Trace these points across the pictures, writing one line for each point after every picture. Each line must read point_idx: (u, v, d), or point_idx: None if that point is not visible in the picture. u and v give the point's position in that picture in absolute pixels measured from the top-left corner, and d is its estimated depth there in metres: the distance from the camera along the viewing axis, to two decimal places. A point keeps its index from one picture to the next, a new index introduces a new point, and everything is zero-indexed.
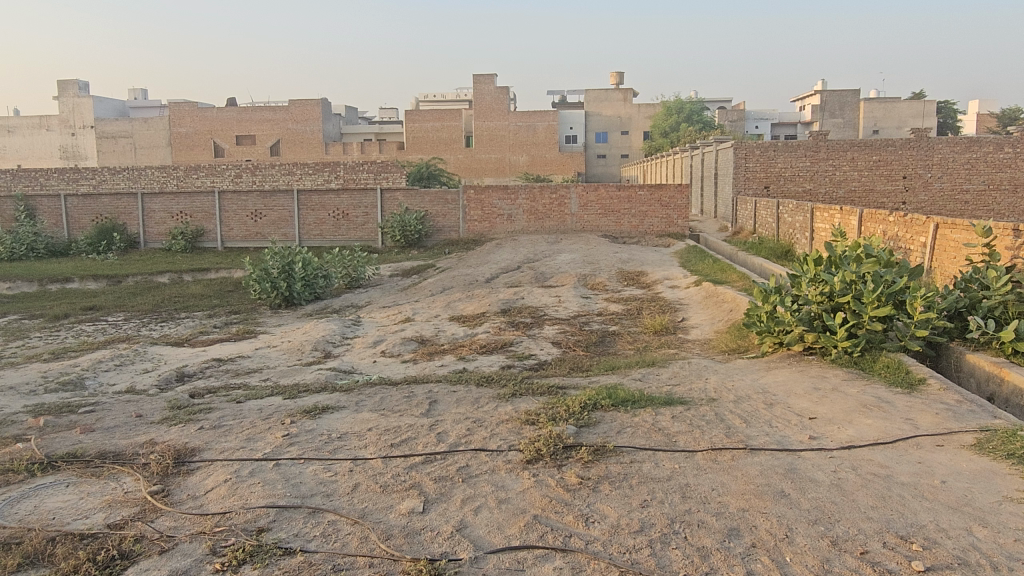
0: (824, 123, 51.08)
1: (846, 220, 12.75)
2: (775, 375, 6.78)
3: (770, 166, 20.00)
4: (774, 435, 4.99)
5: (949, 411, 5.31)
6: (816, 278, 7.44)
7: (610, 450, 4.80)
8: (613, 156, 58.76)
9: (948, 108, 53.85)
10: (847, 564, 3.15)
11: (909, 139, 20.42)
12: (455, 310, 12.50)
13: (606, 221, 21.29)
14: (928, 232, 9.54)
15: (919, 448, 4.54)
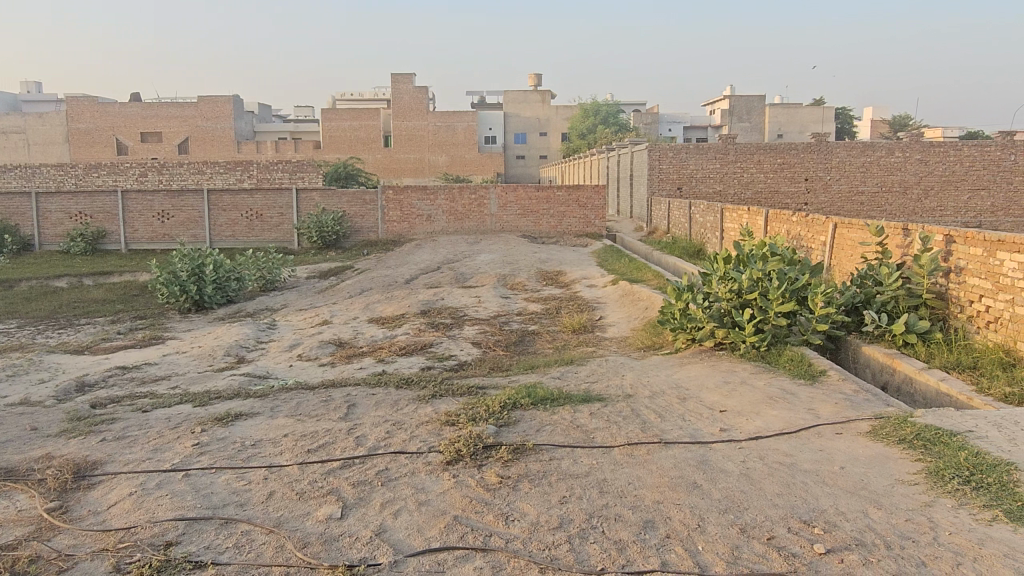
0: (733, 127, 53.07)
1: (753, 220, 13.28)
2: (688, 370, 7.01)
3: (683, 168, 20.63)
4: (687, 428, 5.16)
5: (846, 400, 5.62)
6: (725, 276, 7.72)
7: (529, 448, 4.84)
8: (532, 156, 59.28)
9: (845, 114, 56.94)
10: (755, 550, 3.27)
11: (810, 143, 21.42)
12: (374, 311, 12.34)
13: (525, 221, 21.50)
14: (828, 231, 10.04)
15: (821, 436, 4.78)
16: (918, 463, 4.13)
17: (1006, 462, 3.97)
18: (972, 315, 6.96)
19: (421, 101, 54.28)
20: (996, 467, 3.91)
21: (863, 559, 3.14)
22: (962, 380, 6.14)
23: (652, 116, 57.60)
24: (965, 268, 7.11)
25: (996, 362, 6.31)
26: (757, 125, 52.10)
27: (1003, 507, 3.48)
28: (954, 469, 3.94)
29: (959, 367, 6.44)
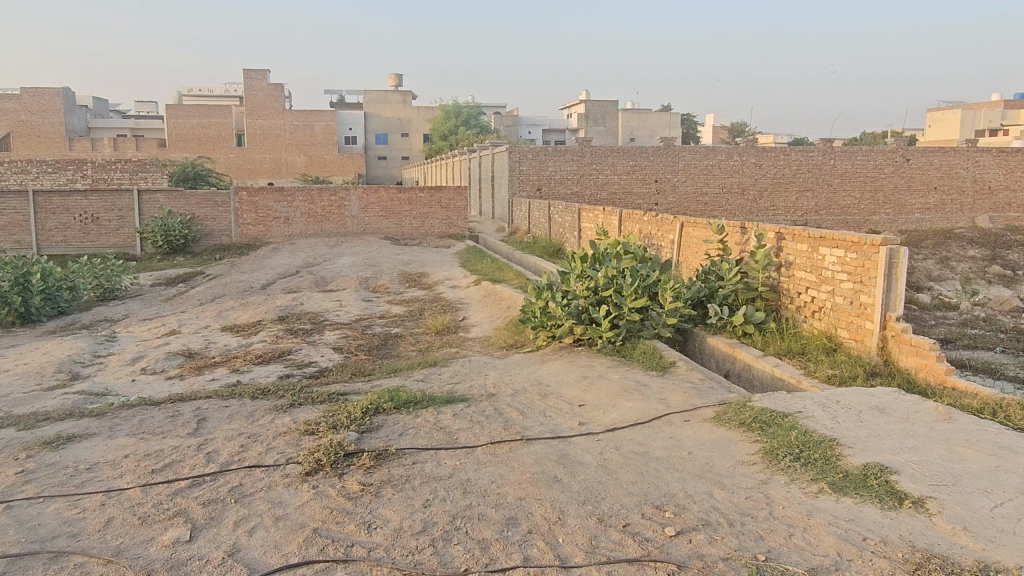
0: (589, 131, 54.96)
1: (608, 220, 13.83)
2: (549, 367, 7.18)
3: (542, 170, 21.14)
4: (548, 424, 5.28)
5: (694, 388, 5.98)
6: (582, 274, 7.97)
7: (392, 453, 4.77)
8: (394, 158, 58.51)
9: (690, 120, 60.59)
10: (612, 539, 3.39)
11: (658, 147, 22.58)
12: (227, 319, 11.71)
13: (387, 223, 21.22)
14: (676, 230, 10.62)
15: (671, 424, 5.05)
16: (755, 444, 4.45)
17: (829, 439, 4.37)
18: (801, 305, 7.61)
19: (276, 99, 52.22)
20: (821, 444, 4.29)
21: (709, 538, 3.33)
22: (793, 365, 6.71)
23: (512, 119, 58.52)
24: (793, 263, 7.76)
25: (821, 347, 6.94)
26: (611, 129, 54.19)
27: (827, 479, 3.82)
28: (786, 447, 4.28)
29: (791, 353, 7.03)
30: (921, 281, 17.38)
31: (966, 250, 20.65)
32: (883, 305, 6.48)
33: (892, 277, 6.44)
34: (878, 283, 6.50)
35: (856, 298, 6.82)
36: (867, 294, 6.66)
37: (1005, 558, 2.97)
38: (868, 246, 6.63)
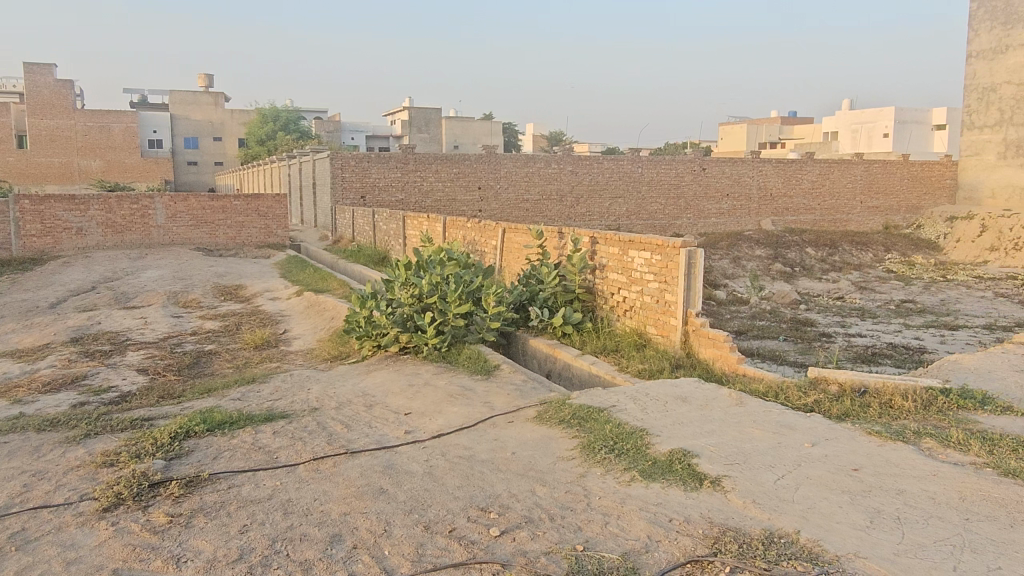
0: (412, 138, 54.80)
1: (432, 226, 13.86)
2: (374, 377, 7.05)
3: (365, 176, 20.74)
4: (373, 435, 5.19)
5: (517, 389, 6.14)
6: (406, 282, 7.91)
7: (204, 479, 4.46)
8: (205, 163, 54.84)
9: (511, 129, 62.42)
10: (437, 545, 3.39)
11: (481, 155, 22.89)
12: (6, 343, 10.34)
13: (199, 232, 19.86)
14: (498, 236, 10.88)
15: (495, 426, 5.15)
16: (574, 439, 4.66)
17: (639, 429, 4.67)
18: (614, 305, 8.09)
19: (65, 97, 47.19)
20: (633, 435, 4.57)
21: (531, 534, 3.43)
22: (607, 362, 7.11)
23: (332, 125, 56.92)
24: (606, 266, 8.22)
25: (632, 344, 7.40)
26: (434, 136, 54.32)
27: (638, 467, 4.08)
28: (602, 440, 4.52)
29: (605, 351, 7.44)
30: (719, 279, 19.06)
31: (754, 250, 22.89)
32: (684, 302, 7.05)
33: (691, 276, 7.03)
34: (679, 282, 7.06)
35: (661, 297, 7.36)
36: (670, 292, 7.21)
37: (786, 524, 3.33)
38: (670, 248, 7.18)
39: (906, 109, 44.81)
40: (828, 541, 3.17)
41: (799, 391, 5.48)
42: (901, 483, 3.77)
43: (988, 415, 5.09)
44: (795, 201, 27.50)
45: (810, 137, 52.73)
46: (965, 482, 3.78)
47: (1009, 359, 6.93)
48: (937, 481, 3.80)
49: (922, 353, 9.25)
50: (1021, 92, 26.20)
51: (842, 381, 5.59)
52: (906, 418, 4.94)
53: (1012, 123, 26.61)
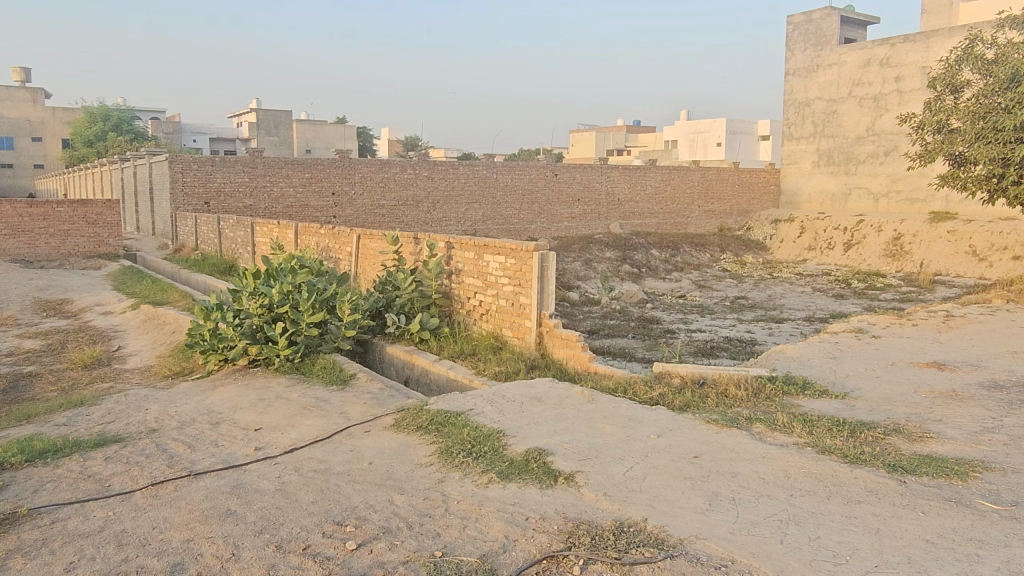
0: (261, 141, 52.39)
1: (283, 233, 13.34)
2: (221, 393, 6.66)
3: (209, 182, 19.52)
4: (220, 454, 4.90)
5: (374, 398, 6.03)
6: (255, 291, 7.52)
7: (22, 515, 4.01)
8: (23, 165, 49.67)
9: (366, 133, 61.38)
10: (289, 564, 3.26)
11: (334, 159, 21.65)
12: None
13: (16, 242, 18.00)
14: (352, 242, 10.64)
15: (351, 437, 5.03)
16: (432, 445, 4.64)
17: (496, 431, 4.73)
18: (470, 309, 8.17)
19: None
20: (489, 437, 4.62)
21: (389, 545, 3.37)
22: (465, 366, 7.14)
23: (170, 126, 53.32)
24: (462, 270, 8.27)
25: (488, 347, 7.49)
26: (283, 139, 52.06)
27: (495, 468, 4.13)
28: (459, 444, 4.53)
29: (462, 355, 7.48)
30: (571, 281, 19.69)
31: (604, 252, 23.59)
32: (538, 305, 7.23)
33: (545, 279, 7.23)
34: (533, 285, 7.24)
35: (516, 300, 7.50)
36: (524, 295, 7.37)
37: (634, 514, 3.50)
38: (523, 252, 7.34)
39: (735, 120, 48.53)
40: (672, 526, 3.35)
41: (645, 385, 5.77)
42: (735, 467, 4.07)
43: (808, 399, 5.62)
44: (639, 205, 28.70)
45: (652, 144, 55.98)
46: (788, 461, 4.15)
47: (825, 347, 7.68)
48: (766, 462, 4.14)
49: (753, 345, 10.04)
50: (831, 107, 29.18)
51: (683, 374, 5.96)
52: (740, 405, 5.34)
53: (824, 134, 29.53)
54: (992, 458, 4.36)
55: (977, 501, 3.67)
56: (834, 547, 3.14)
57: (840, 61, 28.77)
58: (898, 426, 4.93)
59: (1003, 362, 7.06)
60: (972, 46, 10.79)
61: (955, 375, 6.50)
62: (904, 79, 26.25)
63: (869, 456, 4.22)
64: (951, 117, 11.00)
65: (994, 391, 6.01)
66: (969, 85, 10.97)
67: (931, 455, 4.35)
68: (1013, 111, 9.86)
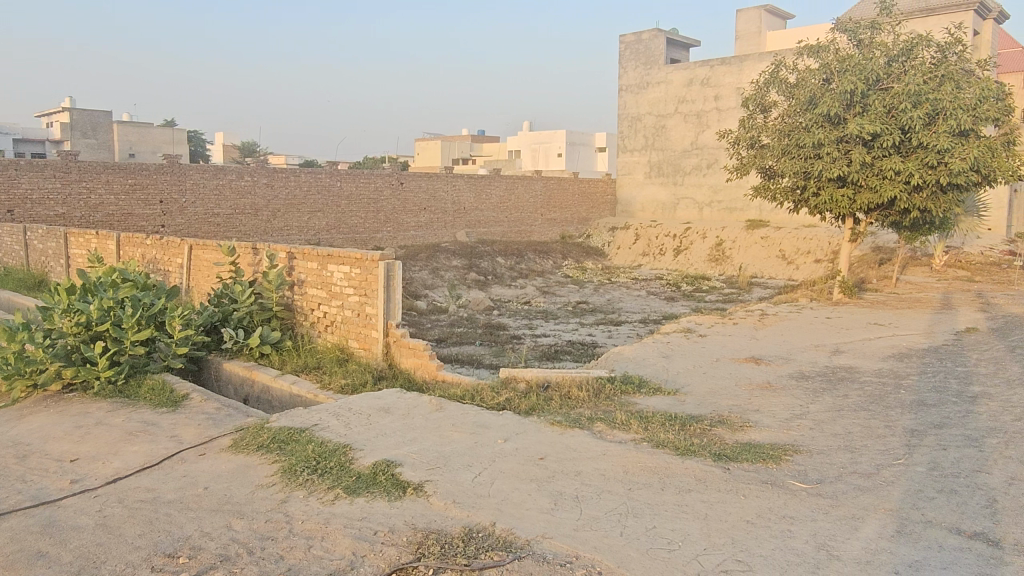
0: (75, 143, 47.61)
1: (103, 244, 12.25)
2: (29, 423, 5.98)
3: (12, 188, 16.99)
4: (28, 490, 4.40)
5: (209, 419, 5.66)
6: (69, 308, 6.83)
7: None
8: None
9: (198, 137, 57.71)
10: None
11: (161, 163, 19.43)
12: None
13: None
14: (184, 253, 9.96)
15: (183, 462, 4.69)
16: (274, 465, 4.43)
17: (342, 445, 4.61)
18: (315, 321, 7.93)
19: None
20: (335, 452, 4.50)
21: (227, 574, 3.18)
22: (309, 380, 6.91)
23: None
24: (305, 281, 8.01)
25: (334, 360, 7.30)
26: (101, 142, 47.00)
27: (342, 484, 4.02)
28: (303, 461, 4.37)
29: (306, 369, 7.22)
30: (419, 290, 19.61)
31: (450, 261, 23.43)
32: (385, 315, 7.15)
33: (390, 288, 7.17)
34: (379, 295, 7.15)
35: (362, 310, 7.37)
36: (370, 305, 7.25)
37: (483, 519, 3.53)
38: (368, 261, 7.22)
39: (574, 132, 50.64)
40: (520, 527, 3.42)
41: (492, 391, 5.87)
42: (578, 465, 4.23)
43: (643, 396, 5.97)
44: (485, 214, 28.27)
45: (496, 154, 57.13)
46: (627, 457, 4.37)
47: (658, 347, 8.19)
48: (606, 459, 4.33)
49: (593, 347, 10.51)
50: (659, 122, 31.20)
51: (529, 378, 6.12)
52: (581, 406, 5.56)
53: (654, 147, 31.51)
54: (800, 441, 4.83)
55: (789, 481, 4.06)
56: (668, 535, 3.35)
57: (666, 79, 30.86)
58: (722, 418, 5.34)
59: (808, 355, 7.87)
60: (778, 70, 11.94)
61: (769, 368, 7.16)
62: (722, 98, 28.72)
63: (698, 447, 4.54)
64: (761, 134, 12.12)
65: (801, 380, 6.69)
66: (776, 106, 12.13)
67: (750, 442, 4.75)
68: (811, 129, 11.04)
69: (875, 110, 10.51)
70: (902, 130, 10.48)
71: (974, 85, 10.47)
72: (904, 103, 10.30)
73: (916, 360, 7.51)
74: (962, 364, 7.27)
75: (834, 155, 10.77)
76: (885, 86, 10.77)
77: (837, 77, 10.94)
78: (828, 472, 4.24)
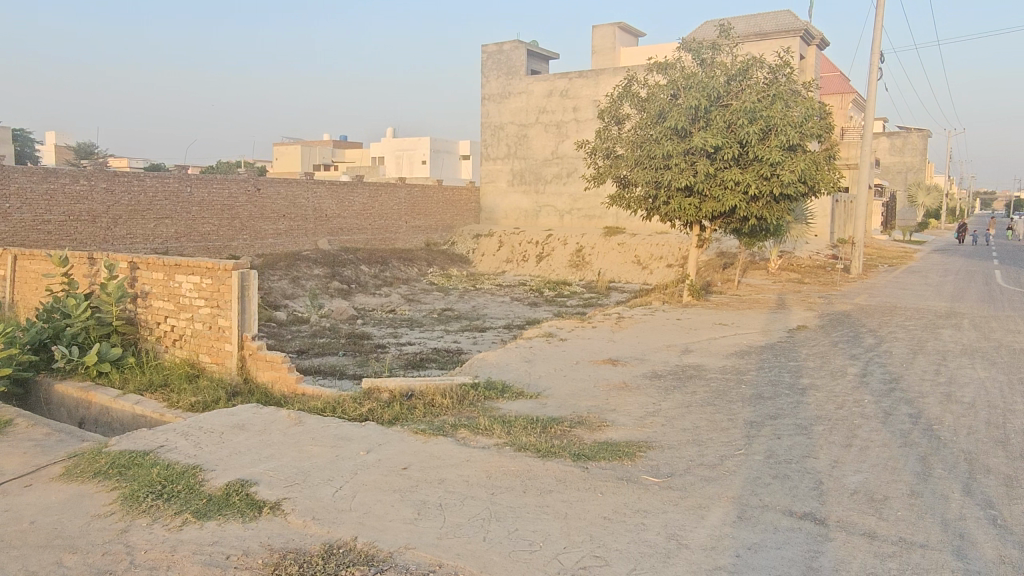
0: None
1: None
2: None
3: None
4: None
5: (37, 446, 5.15)
6: None
7: None
8: None
9: (23, 136, 52.28)
10: None
11: None
12: None
13: None
14: (6, 263, 9.02)
15: (4, 495, 4.24)
16: (113, 492, 4.09)
17: (191, 467, 4.33)
18: (161, 335, 7.44)
19: None
20: (183, 474, 4.22)
21: None
22: (154, 399, 6.46)
23: None
24: (150, 293, 7.51)
25: (183, 376, 6.87)
26: None
27: (191, 508, 3.77)
28: (146, 487, 4.06)
29: (152, 387, 6.76)
30: (278, 300, 18.89)
31: (312, 269, 22.64)
32: (239, 327, 6.82)
33: (245, 299, 6.85)
34: (232, 306, 6.82)
35: (213, 322, 6.99)
36: (223, 317, 6.89)
37: (344, 534, 3.44)
38: (220, 271, 6.88)
39: (438, 140, 50.73)
40: (381, 540, 3.36)
41: (355, 402, 5.74)
42: (441, 473, 4.21)
43: (506, 401, 6.04)
44: (347, 222, 27.27)
45: (359, 160, 56.01)
46: (490, 462, 4.41)
47: (521, 351, 8.34)
48: (470, 465, 4.35)
49: (459, 354, 10.55)
50: (521, 131, 31.88)
51: (392, 388, 6.04)
52: (445, 413, 5.56)
53: (517, 156, 32.13)
54: (653, 437, 5.08)
55: (643, 476, 4.26)
56: (529, 536, 3.41)
57: (527, 90, 31.58)
58: (581, 418, 5.52)
59: (660, 355, 8.30)
60: (630, 85, 12.53)
61: (625, 369, 7.47)
62: (580, 110, 29.83)
63: (558, 448, 4.66)
64: (616, 145, 12.66)
65: (654, 379, 7.04)
66: (629, 119, 12.70)
67: (608, 441, 4.94)
68: (661, 141, 11.66)
69: (717, 124, 11.27)
70: (741, 144, 11.31)
71: (800, 104, 11.49)
72: (741, 119, 11.11)
73: (754, 357, 8.12)
74: (793, 358, 7.95)
75: (681, 165, 11.44)
76: (725, 102, 11.57)
77: (683, 93, 11.63)
78: (678, 466, 4.48)
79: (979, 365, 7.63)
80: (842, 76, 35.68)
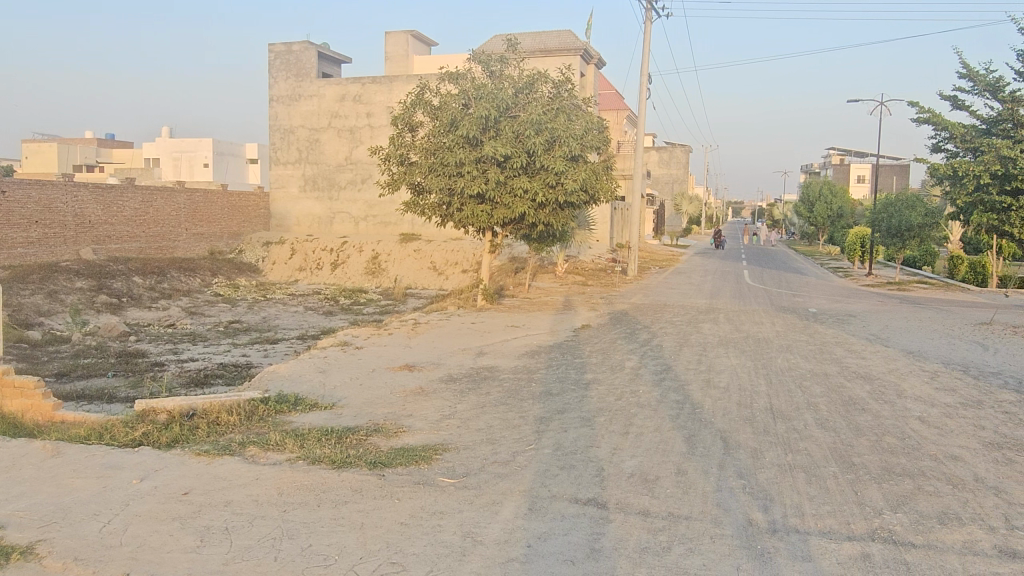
0: None
1: None
2: None
3: None
4: None
5: None
6: None
7: None
8: None
9: None
10: None
11: None
12: None
13: None
14: None
15: None
16: None
17: None
18: None
19: None
20: None
21: None
22: None
23: None
24: None
25: None
26: None
27: None
28: None
29: None
30: (31, 317, 16.62)
31: (73, 281, 20.17)
32: None
33: None
34: None
35: None
36: None
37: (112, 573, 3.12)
38: None
39: (221, 142, 47.63)
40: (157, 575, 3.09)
41: (126, 427, 5.21)
42: (227, 495, 3.95)
43: (299, 414, 5.80)
44: (116, 229, 24.60)
45: (129, 161, 50.90)
46: (282, 478, 4.22)
47: (314, 362, 8.06)
48: (258, 484, 4.13)
49: (248, 368, 9.99)
50: (312, 135, 30.90)
51: (170, 408, 5.56)
52: (232, 431, 5.24)
53: (308, 161, 31.08)
54: (448, 439, 5.16)
55: (439, 478, 4.31)
56: (324, 550, 3.32)
57: (318, 93, 30.67)
58: (377, 426, 5.46)
59: (455, 358, 8.44)
60: (421, 93, 12.60)
61: (422, 374, 7.51)
62: (374, 116, 29.66)
63: (354, 457, 4.58)
64: (409, 152, 12.67)
65: (450, 383, 7.15)
66: (422, 126, 12.76)
67: (403, 447, 4.93)
68: (454, 149, 11.88)
69: (506, 134, 11.72)
70: (528, 154, 11.85)
71: (580, 118, 12.32)
72: (528, 131, 11.66)
73: (543, 356, 8.55)
74: (578, 356, 8.49)
75: (473, 173, 11.75)
76: (513, 113, 12.07)
77: (474, 102, 11.93)
78: (472, 465, 4.59)
79: (731, 353, 8.68)
80: (616, 94, 38.64)
